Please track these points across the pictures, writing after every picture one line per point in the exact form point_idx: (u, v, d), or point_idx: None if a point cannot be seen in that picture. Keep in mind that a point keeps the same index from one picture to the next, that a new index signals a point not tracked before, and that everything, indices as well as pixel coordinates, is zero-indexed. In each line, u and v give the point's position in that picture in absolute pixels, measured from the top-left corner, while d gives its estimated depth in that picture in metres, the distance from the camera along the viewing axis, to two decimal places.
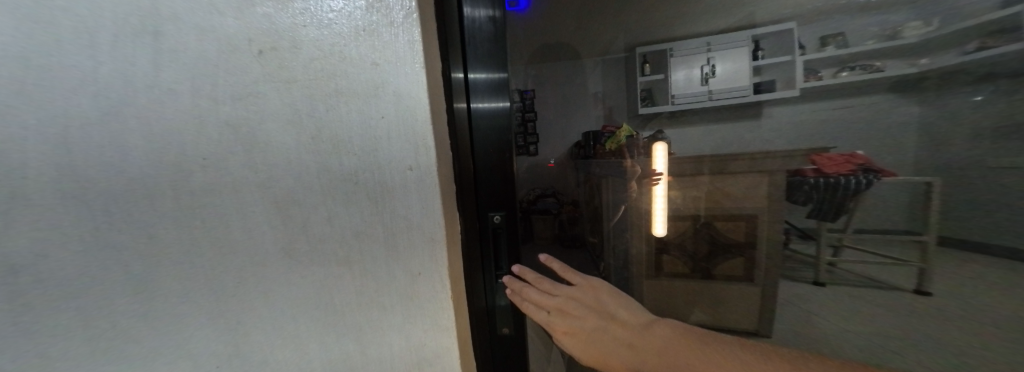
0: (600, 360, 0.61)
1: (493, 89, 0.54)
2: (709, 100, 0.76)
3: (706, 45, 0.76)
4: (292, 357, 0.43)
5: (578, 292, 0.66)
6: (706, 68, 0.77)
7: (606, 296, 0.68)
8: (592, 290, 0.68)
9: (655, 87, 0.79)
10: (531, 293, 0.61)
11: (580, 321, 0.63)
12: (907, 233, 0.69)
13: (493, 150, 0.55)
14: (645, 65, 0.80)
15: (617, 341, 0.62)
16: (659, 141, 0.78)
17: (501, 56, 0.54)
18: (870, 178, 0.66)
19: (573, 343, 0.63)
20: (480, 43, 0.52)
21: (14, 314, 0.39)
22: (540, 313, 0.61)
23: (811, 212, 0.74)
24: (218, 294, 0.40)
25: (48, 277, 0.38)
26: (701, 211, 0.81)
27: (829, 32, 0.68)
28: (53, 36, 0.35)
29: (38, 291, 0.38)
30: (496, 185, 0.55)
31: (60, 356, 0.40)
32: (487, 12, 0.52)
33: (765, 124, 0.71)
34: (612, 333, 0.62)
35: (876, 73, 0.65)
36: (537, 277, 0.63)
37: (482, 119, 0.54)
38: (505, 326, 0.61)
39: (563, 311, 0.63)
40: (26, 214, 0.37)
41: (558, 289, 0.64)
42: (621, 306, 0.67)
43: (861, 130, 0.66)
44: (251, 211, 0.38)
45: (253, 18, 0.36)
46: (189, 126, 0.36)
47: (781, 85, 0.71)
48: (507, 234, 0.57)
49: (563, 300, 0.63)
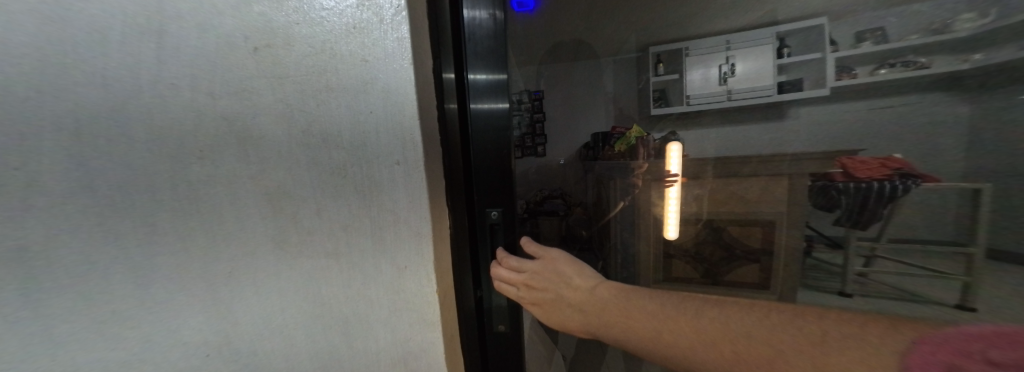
0: (561, 323, 0.59)
1: (493, 88, 0.53)
2: (728, 99, 0.81)
3: (724, 44, 0.84)
4: (280, 348, 0.45)
5: (541, 267, 0.57)
6: (725, 66, 0.84)
7: (566, 266, 0.60)
8: (554, 262, 0.59)
9: (668, 87, 0.91)
10: (500, 273, 0.56)
11: (545, 293, 0.57)
12: (948, 243, 0.62)
13: (491, 148, 0.54)
14: (658, 64, 0.94)
15: (572, 308, 0.57)
16: (672, 141, 0.81)
17: (502, 54, 0.53)
18: (910, 184, 0.62)
19: (539, 312, 0.59)
20: (479, 41, 0.52)
21: (22, 294, 0.42)
22: (511, 290, 0.57)
23: (836, 218, 0.72)
24: (209, 282, 0.42)
25: (54, 261, 0.41)
26: (706, 213, 0.87)
27: (866, 28, 0.70)
28: (69, 34, 0.38)
29: (43, 273, 0.41)
30: (494, 182, 0.55)
31: (65, 335, 0.43)
32: (488, 13, 0.52)
33: (788, 125, 0.73)
34: (567, 300, 0.58)
35: (920, 69, 0.65)
36: (505, 255, 0.56)
37: (481, 119, 0.54)
38: (501, 323, 0.60)
39: (531, 285, 0.56)
40: (36, 200, 0.40)
41: (524, 265, 0.56)
42: (577, 272, 0.60)
43: (886, 133, 0.67)
44: (244, 203, 0.40)
45: (251, 16, 0.37)
46: (188, 120, 0.38)
47: (810, 84, 0.73)
48: (505, 233, 0.57)
49: (530, 275, 0.56)
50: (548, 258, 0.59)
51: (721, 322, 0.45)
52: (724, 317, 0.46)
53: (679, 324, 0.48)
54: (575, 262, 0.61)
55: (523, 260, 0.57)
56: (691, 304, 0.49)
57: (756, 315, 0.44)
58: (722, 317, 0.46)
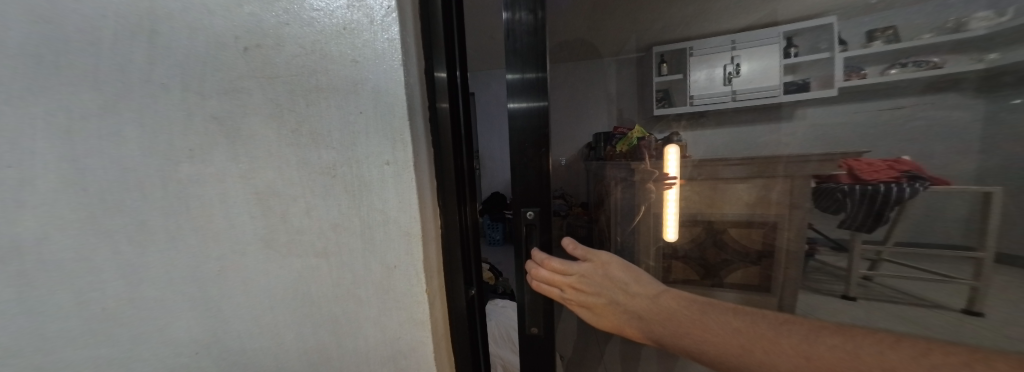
0: (615, 329, 0.56)
1: (533, 86, 0.51)
2: (732, 98, 1.08)
3: (731, 44, 1.11)
4: (268, 346, 0.45)
5: (588, 270, 0.55)
6: (731, 67, 1.11)
7: (621, 272, 0.56)
8: (606, 266, 0.56)
9: (674, 88, 1.24)
10: (543, 274, 0.55)
11: (594, 296, 0.55)
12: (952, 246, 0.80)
13: (528, 146, 0.53)
14: (664, 64, 1.25)
15: (630, 314, 0.54)
16: (674, 143, 0.93)
17: (544, 50, 0.50)
18: (916, 187, 0.74)
19: (590, 316, 0.57)
20: (519, 37, 0.51)
21: (12, 290, 0.43)
22: (555, 291, 0.56)
23: (843, 220, 0.84)
24: (200, 279, 0.43)
25: (42, 259, 0.42)
26: (713, 215, 1.01)
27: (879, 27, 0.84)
28: (61, 33, 0.38)
29: (32, 270, 0.42)
30: (529, 181, 0.54)
31: (56, 329, 0.44)
32: (528, 15, 0.50)
33: (783, 130, 0.90)
34: (624, 306, 0.55)
35: (929, 69, 0.79)
36: (546, 257, 0.55)
37: (518, 118, 0.53)
38: (534, 326, 0.60)
39: (577, 288, 0.55)
40: (24, 197, 0.40)
41: (571, 268, 0.55)
42: (635, 279, 0.56)
43: (870, 137, 0.84)
44: (233, 203, 0.41)
45: (241, 17, 0.37)
46: (178, 119, 0.39)
47: (819, 84, 0.90)
48: (540, 232, 0.55)
49: (577, 278, 0.55)
50: (598, 262, 0.56)
51: (840, 350, 0.40)
52: (846, 346, 0.40)
53: (780, 347, 0.44)
54: (633, 268, 0.57)
55: (569, 263, 0.55)
56: (797, 328, 0.44)
57: (897, 356, 0.37)
58: (845, 346, 0.40)
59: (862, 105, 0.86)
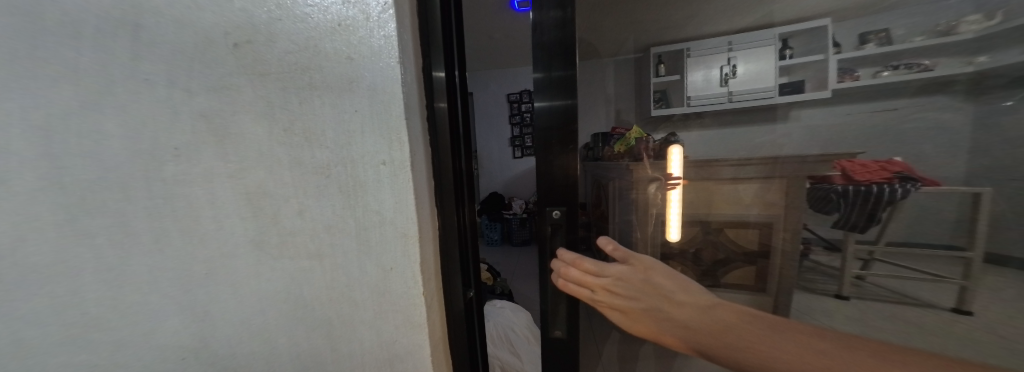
0: (650, 335, 0.55)
1: (562, 85, 0.51)
2: (729, 100, 0.93)
3: (727, 44, 0.96)
4: (257, 351, 0.44)
5: (624, 272, 0.56)
6: (727, 67, 0.96)
7: (663, 279, 0.56)
8: (645, 271, 0.56)
9: (670, 89, 0.99)
10: (573, 274, 0.55)
11: (630, 300, 0.55)
12: (947, 248, 0.77)
13: (554, 143, 0.53)
14: (660, 64, 1.00)
15: (671, 321, 0.54)
16: (675, 144, 0.89)
17: (569, 46, 0.50)
18: (909, 187, 0.75)
19: (623, 319, 0.56)
20: (545, 31, 0.50)
21: None
22: (585, 292, 0.56)
23: (837, 220, 0.85)
24: (187, 283, 0.42)
25: (17, 262, 0.40)
26: (711, 215, 1.01)
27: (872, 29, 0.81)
28: (38, 28, 0.36)
29: (9, 273, 0.41)
30: (555, 182, 0.54)
31: (32, 336, 0.43)
32: (557, 12, 0.50)
33: (779, 128, 0.86)
34: (664, 313, 0.54)
35: (923, 71, 0.76)
36: (577, 258, 0.56)
37: (541, 115, 0.53)
38: (557, 328, 0.61)
39: (612, 290, 0.55)
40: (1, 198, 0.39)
41: (606, 269, 0.55)
42: (679, 287, 0.55)
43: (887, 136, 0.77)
44: (222, 204, 0.39)
45: (230, 11, 0.36)
46: (164, 117, 0.37)
47: (814, 86, 0.85)
48: (566, 231, 0.56)
49: (611, 280, 0.55)
50: (638, 266, 0.56)
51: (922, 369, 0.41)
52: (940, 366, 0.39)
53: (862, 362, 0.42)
54: (676, 276, 0.57)
55: (604, 265, 0.55)
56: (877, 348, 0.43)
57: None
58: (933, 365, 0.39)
59: (862, 106, 0.80)
